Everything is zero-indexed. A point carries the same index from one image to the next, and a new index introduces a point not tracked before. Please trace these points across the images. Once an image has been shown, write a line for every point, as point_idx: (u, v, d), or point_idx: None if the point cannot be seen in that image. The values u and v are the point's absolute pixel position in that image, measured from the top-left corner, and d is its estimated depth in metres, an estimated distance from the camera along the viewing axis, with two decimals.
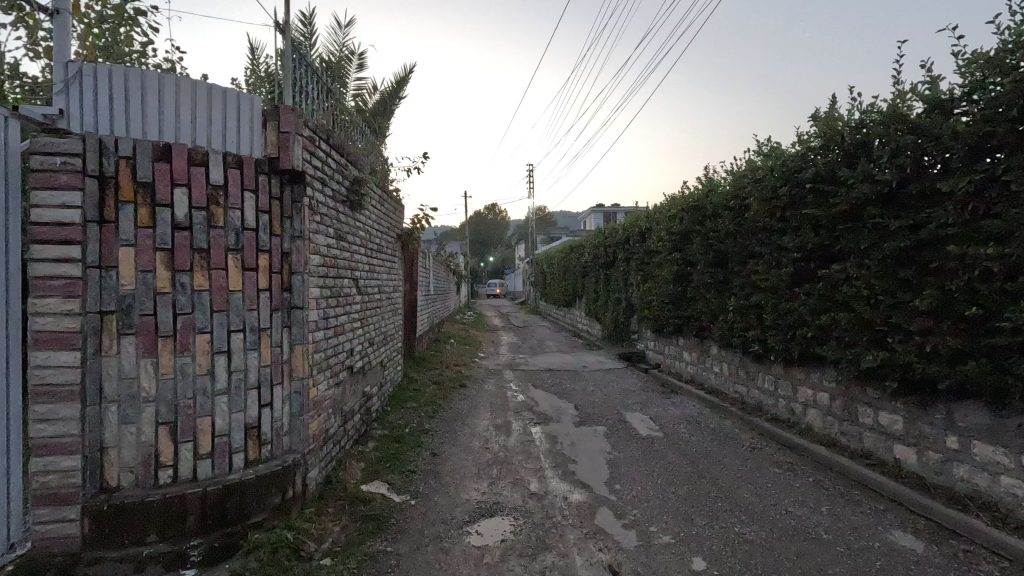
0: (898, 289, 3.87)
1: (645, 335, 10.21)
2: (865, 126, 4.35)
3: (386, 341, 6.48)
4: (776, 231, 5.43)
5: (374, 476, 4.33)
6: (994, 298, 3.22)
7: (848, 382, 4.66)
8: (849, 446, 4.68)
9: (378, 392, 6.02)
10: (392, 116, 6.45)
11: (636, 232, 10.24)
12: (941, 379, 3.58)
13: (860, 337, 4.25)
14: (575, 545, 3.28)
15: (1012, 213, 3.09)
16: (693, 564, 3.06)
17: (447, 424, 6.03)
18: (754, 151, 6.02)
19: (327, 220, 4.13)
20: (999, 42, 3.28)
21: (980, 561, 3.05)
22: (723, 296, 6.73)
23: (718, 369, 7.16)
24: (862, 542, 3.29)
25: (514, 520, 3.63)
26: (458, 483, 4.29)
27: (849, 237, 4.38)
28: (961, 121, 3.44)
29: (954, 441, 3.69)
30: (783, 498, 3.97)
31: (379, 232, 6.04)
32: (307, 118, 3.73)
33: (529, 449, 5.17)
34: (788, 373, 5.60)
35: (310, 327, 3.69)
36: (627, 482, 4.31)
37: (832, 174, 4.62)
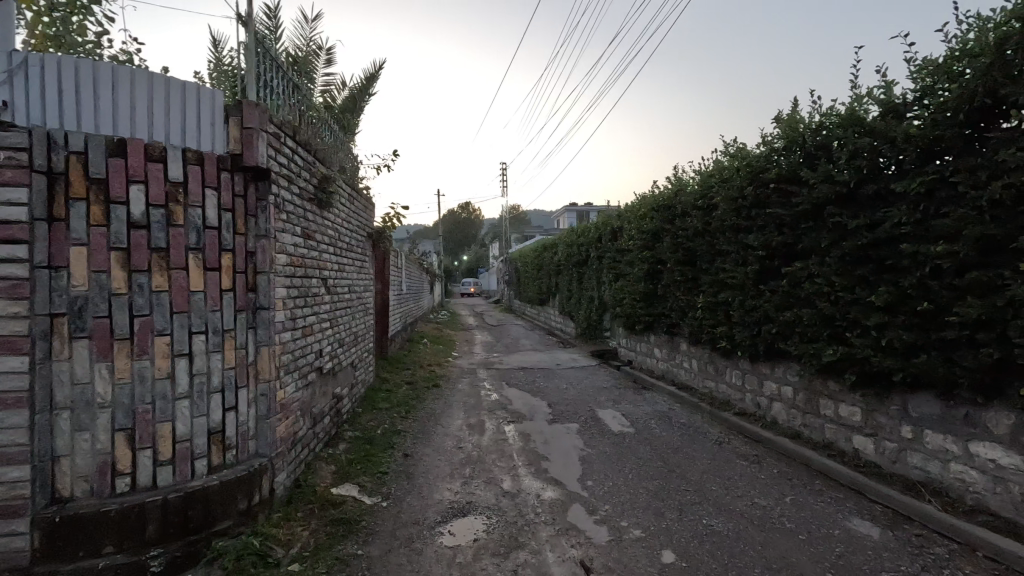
0: (857, 285, 4.02)
1: (618, 332, 10.34)
2: (824, 128, 4.49)
3: (357, 342, 6.38)
4: (743, 230, 5.57)
5: (344, 478, 4.27)
6: (943, 294, 3.38)
7: (810, 375, 4.82)
8: (812, 438, 4.85)
9: (349, 394, 5.92)
10: (362, 112, 6.35)
11: (608, 231, 10.35)
12: (895, 371, 3.74)
13: (822, 333, 4.40)
14: (547, 542, 3.30)
15: (960, 212, 3.24)
16: (663, 557, 3.11)
17: (420, 424, 5.98)
18: (721, 151, 6.16)
19: (294, 219, 4.05)
20: (946, 49, 3.44)
21: (931, 544, 3.21)
22: (692, 294, 6.87)
23: (688, 365, 7.31)
24: (823, 530, 3.41)
25: (487, 518, 3.63)
26: (431, 484, 4.26)
27: (811, 236, 4.53)
28: (913, 124, 3.59)
29: (909, 430, 3.86)
30: (750, 490, 4.08)
31: (349, 231, 5.95)
32: (273, 114, 3.64)
33: (502, 448, 5.18)
34: (754, 368, 5.76)
35: (277, 328, 3.61)
36: (599, 478, 4.36)
37: (794, 175, 4.77)
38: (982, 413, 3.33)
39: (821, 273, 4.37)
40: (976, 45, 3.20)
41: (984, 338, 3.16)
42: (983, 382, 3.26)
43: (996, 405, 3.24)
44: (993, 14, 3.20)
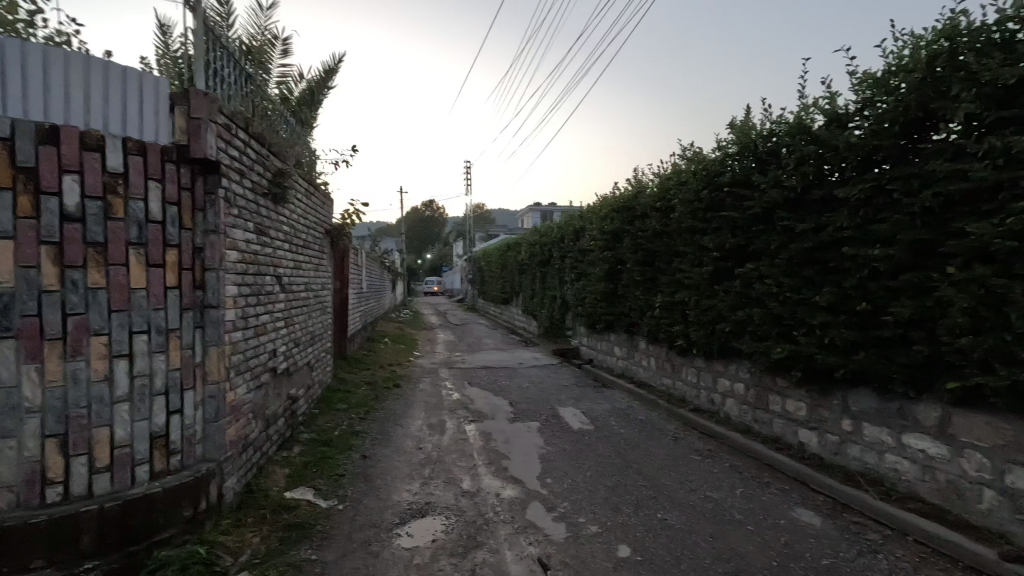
0: (803, 286, 4.22)
1: (579, 331, 10.49)
2: (774, 135, 4.69)
3: (314, 341, 6.22)
4: (699, 232, 5.74)
5: (299, 482, 4.15)
6: (880, 295, 3.58)
7: (761, 372, 5.02)
8: (761, 432, 5.05)
9: (304, 395, 5.76)
10: (321, 106, 6.18)
11: (570, 231, 10.46)
12: (837, 368, 3.95)
13: (772, 331, 4.59)
14: (506, 540, 3.31)
15: (895, 218, 3.44)
16: (618, 552, 3.17)
17: (380, 425, 5.88)
18: (678, 154, 6.33)
19: (246, 214, 3.90)
20: (884, 64, 3.64)
21: (867, 531, 3.40)
22: (651, 294, 7.03)
23: (646, 363, 7.48)
24: (770, 521, 3.57)
25: (446, 519, 3.60)
26: (389, 485, 4.20)
27: (762, 238, 4.72)
28: (854, 133, 3.78)
29: (849, 424, 4.07)
30: (702, 483, 4.22)
31: (306, 227, 5.78)
32: (223, 104, 3.49)
33: (463, 447, 5.16)
34: (709, 366, 5.95)
35: (226, 327, 3.47)
36: (558, 475, 4.41)
37: (746, 179, 4.95)
38: (914, 406, 3.55)
39: (771, 274, 4.56)
40: (910, 61, 3.40)
41: (916, 337, 3.36)
42: (914, 378, 3.47)
43: (926, 399, 3.46)
44: (926, 32, 3.40)
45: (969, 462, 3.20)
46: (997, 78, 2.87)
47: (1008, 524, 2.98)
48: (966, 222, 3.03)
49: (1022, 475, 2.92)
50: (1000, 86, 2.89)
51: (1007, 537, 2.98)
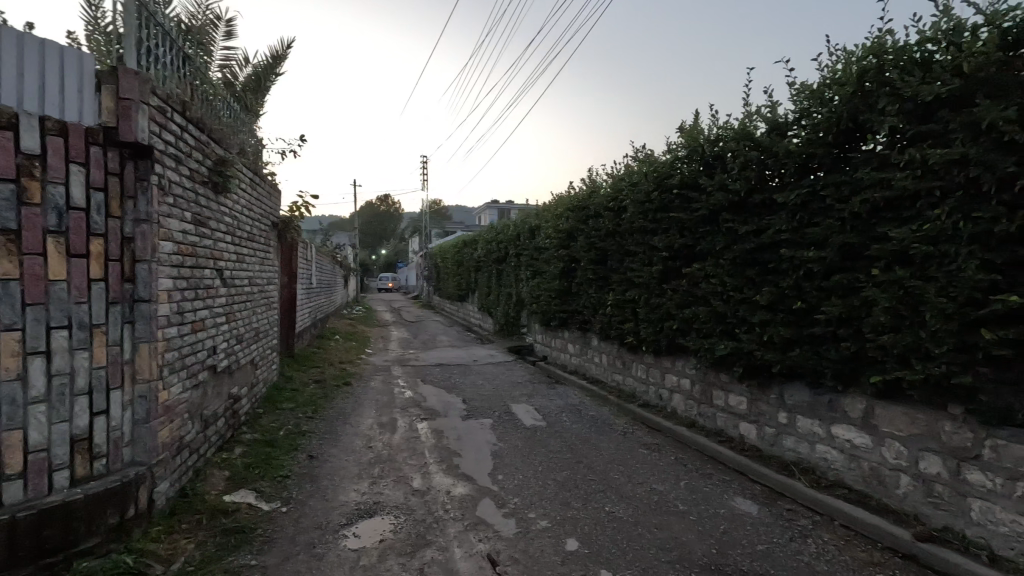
0: (745, 286, 4.41)
1: (534, 328, 10.57)
2: (720, 140, 4.88)
3: (258, 338, 5.95)
4: (649, 232, 5.90)
5: (240, 484, 3.97)
6: (813, 295, 3.79)
7: (705, 368, 5.22)
8: (705, 426, 5.26)
9: (247, 394, 5.51)
10: (267, 93, 5.92)
11: (526, 229, 10.52)
12: (775, 363, 4.16)
13: (716, 329, 4.79)
14: (455, 538, 3.29)
15: (827, 222, 3.65)
16: (566, 545, 3.22)
17: (328, 424, 5.71)
18: (631, 156, 6.48)
19: (183, 203, 3.68)
20: (820, 77, 3.84)
21: (799, 516, 3.61)
22: (603, 292, 7.17)
23: (598, 360, 7.62)
24: (711, 510, 3.72)
25: (395, 518, 3.54)
26: (337, 485, 4.09)
27: (707, 239, 4.90)
28: (793, 141, 3.99)
29: (785, 416, 4.30)
30: (649, 476, 4.35)
31: (250, 219, 5.52)
32: (156, 85, 3.27)
33: (414, 445, 5.09)
34: (657, 362, 6.13)
35: (160, 322, 3.28)
36: (509, 472, 4.42)
37: (694, 182, 5.12)
38: (842, 399, 3.79)
39: (716, 274, 4.75)
40: (843, 75, 3.60)
41: (844, 334, 3.58)
42: (843, 373, 3.70)
43: (852, 392, 3.70)
44: (856, 49, 3.61)
45: (889, 451, 3.44)
46: (917, 95, 3.08)
47: (921, 507, 3.23)
48: (889, 227, 3.25)
49: (934, 461, 3.16)
50: (920, 102, 3.11)
51: (920, 519, 3.23)
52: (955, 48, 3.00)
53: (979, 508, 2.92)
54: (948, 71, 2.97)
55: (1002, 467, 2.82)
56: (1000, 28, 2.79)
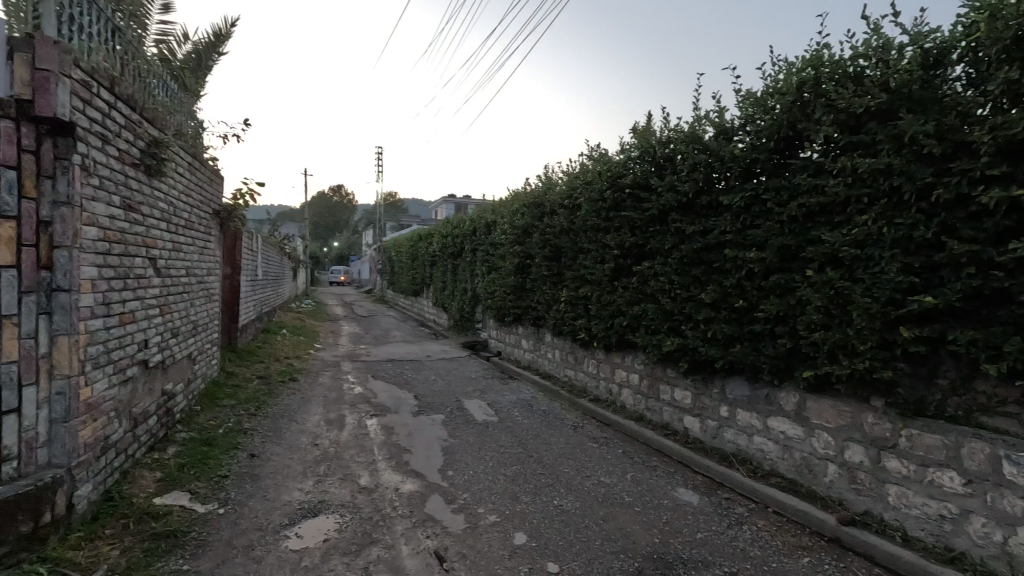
0: (691, 284, 4.57)
1: (488, 323, 10.56)
2: (671, 142, 5.02)
3: (196, 332, 5.64)
4: (602, 230, 6.00)
5: (173, 486, 3.75)
6: (754, 294, 3.97)
7: (653, 363, 5.38)
8: (652, 420, 5.42)
9: (183, 391, 5.20)
10: (209, 73, 5.59)
11: (482, 224, 10.47)
12: (718, 359, 4.33)
13: (664, 326, 4.94)
14: (402, 535, 3.24)
15: (768, 224, 3.82)
16: (514, 539, 3.24)
17: (272, 422, 5.50)
18: (586, 154, 6.56)
19: (110, 185, 3.43)
20: (763, 86, 4.02)
21: (736, 505, 3.79)
22: (557, 289, 7.24)
23: (551, 356, 7.70)
24: (655, 501, 3.84)
25: (340, 517, 3.45)
26: (279, 485, 3.94)
27: (657, 238, 5.03)
28: (738, 146, 4.16)
29: (726, 410, 4.49)
30: (597, 469, 4.44)
31: (188, 205, 5.21)
32: (79, 57, 3.03)
33: (362, 442, 4.98)
34: (608, 358, 6.25)
35: (81, 313, 3.05)
36: (459, 468, 4.39)
37: (646, 182, 5.25)
38: (778, 393, 4.00)
39: (664, 272, 4.89)
40: (783, 85, 3.78)
41: (780, 331, 3.78)
42: (779, 368, 3.89)
43: (787, 386, 3.91)
44: (796, 60, 3.80)
45: (818, 441, 3.66)
46: (850, 106, 3.27)
47: (845, 493, 3.46)
48: (822, 230, 3.44)
49: (858, 451, 3.39)
50: (852, 114, 3.30)
51: (844, 504, 3.46)
52: (883, 64, 3.20)
53: (895, 493, 3.15)
54: (877, 86, 3.17)
55: (916, 455, 3.06)
56: (923, 48, 3.00)
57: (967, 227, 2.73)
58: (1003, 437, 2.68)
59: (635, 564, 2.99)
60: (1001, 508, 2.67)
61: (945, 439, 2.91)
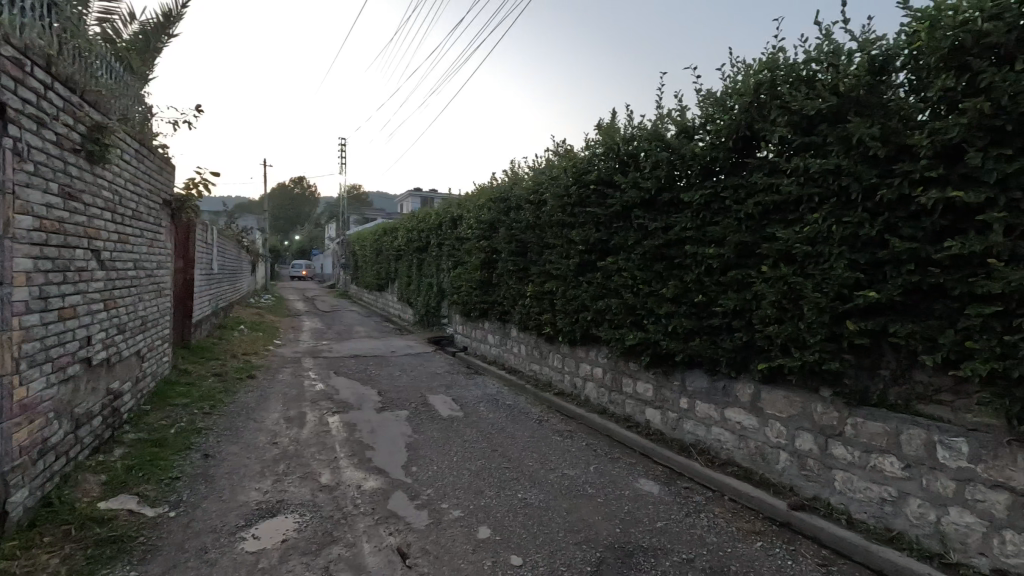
0: (653, 279, 4.67)
1: (454, 319, 10.50)
2: (634, 140, 5.10)
3: (145, 328, 5.37)
4: (567, 226, 6.05)
5: (119, 489, 3.58)
6: (712, 289, 4.09)
7: (616, 357, 5.47)
8: (615, 412, 5.52)
9: (131, 390, 4.95)
10: (159, 56, 5.30)
11: (448, 218, 10.38)
12: (678, 352, 4.45)
13: (627, 320, 5.03)
14: (364, 533, 3.19)
15: (726, 221, 3.94)
16: (478, 533, 3.24)
17: (229, 421, 5.31)
18: (552, 150, 6.59)
19: (47, 172, 3.23)
20: (723, 86, 4.12)
21: (694, 493, 3.91)
22: (523, 284, 7.26)
23: (517, 350, 7.73)
24: (617, 492, 3.92)
25: (300, 516, 3.37)
26: (235, 485, 3.81)
27: (621, 235, 5.11)
28: (698, 145, 4.26)
29: (685, 402, 4.62)
30: (561, 462, 4.50)
31: (135, 194, 4.96)
32: (10, 33, 2.82)
33: (323, 440, 4.87)
34: (572, 352, 6.32)
35: (14, 308, 2.86)
36: (424, 464, 4.36)
37: (610, 178, 5.32)
38: (734, 384, 4.14)
39: (627, 268, 4.98)
40: (742, 86, 3.89)
41: (737, 325, 3.91)
42: (735, 360, 4.03)
43: (743, 378, 4.05)
44: (754, 63, 3.91)
45: (771, 430, 3.81)
46: (803, 108, 3.40)
47: (795, 479, 3.62)
48: (777, 228, 3.57)
49: (807, 439, 3.55)
50: (805, 115, 3.43)
51: (794, 490, 3.62)
52: (834, 69, 3.34)
53: (841, 479, 3.32)
54: (828, 89, 3.30)
55: (859, 441, 3.23)
56: (870, 55, 3.15)
57: (908, 225, 2.87)
58: (937, 423, 2.85)
59: (597, 554, 3.04)
60: (935, 490, 2.84)
61: (886, 426, 3.08)
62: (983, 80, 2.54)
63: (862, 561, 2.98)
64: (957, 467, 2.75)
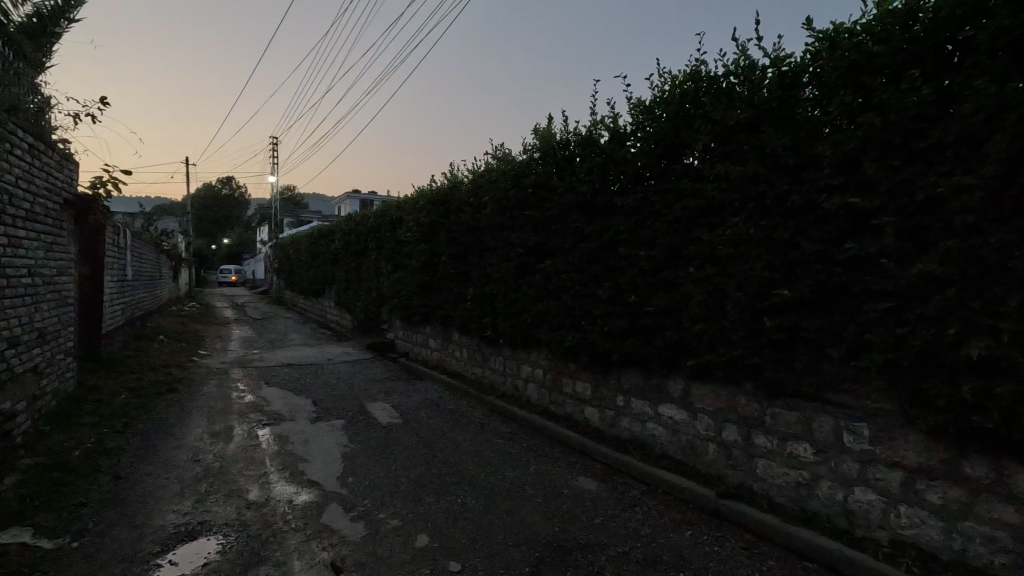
0: (590, 281, 4.78)
1: (395, 323, 10.27)
2: (570, 145, 5.21)
3: (44, 340, 4.86)
4: (506, 228, 6.08)
5: (10, 521, 3.21)
6: (644, 290, 4.24)
7: (556, 358, 5.55)
8: (556, 412, 5.60)
9: (25, 410, 4.46)
10: (56, 41, 4.83)
11: (387, 220, 10.14)
12: (615, 351, 4.58)
13: (566, 321, 5.13)
14: (295, 550, 3.04)
15: (657, 225, 4.10)
16: (416, 542, 3.18)
17: (144, 439, 4.90)
18: (490, 154, 6.61)
19: None
20: (651, 95, 4.29)
21: (631, 488, 4.04)
22: (463, 287, 7.21)
23: (459, 354, 7.68)
24: (557, 491, 3.98)
25: (224, 538, 3.16)
26: (150, 508, 3.52)
27: (558, 237, 5.19)
28: (630, 151, 4.42)
29: (622, 399, 4.76)
30: (502, 464, 4.50)
31: (30, 192, 4.49)
32: None
33: (252, 454, 4.61)
34: (513, 354, 6.36)
35: None
36: (361, 474, 4.22)
37: (547, 182, 5.41)
38: (666, 381, 4.31)
39: (566, 270, 5.08)
40: (669, 95, 4.08)
41: (668, 324, 4.07)
42: (667, 358, 4.20)
43: (674, 374, 4.23)
44: (679, 73, 4.10)
45: (701, 423, 4.01)
46: (724, 118, 3.61)
47: (723, 469, 3.82)
48: (702, 231, 3.75)
49: (732, 430, 3.76)
50: (725, 125, 3.64)
51: (722, 479, 3.82)
52: (749, 82, 3.56)
53: (763, 466, 3.55)
54: (744, 101, 3.53)
55: (778, 430, 3.45)
56: (780, 71, 3.38)
57: (815, 229, 3.11)
58: (843, 411, 3.10)
59: (536, 555, 3.06)
60: (843, 472, 3.09)
61: (801, 415, 3.32)
62: (876, 97, 2.79)
63: (780, 543, 3.18)
64: (860, 450, 3.01)
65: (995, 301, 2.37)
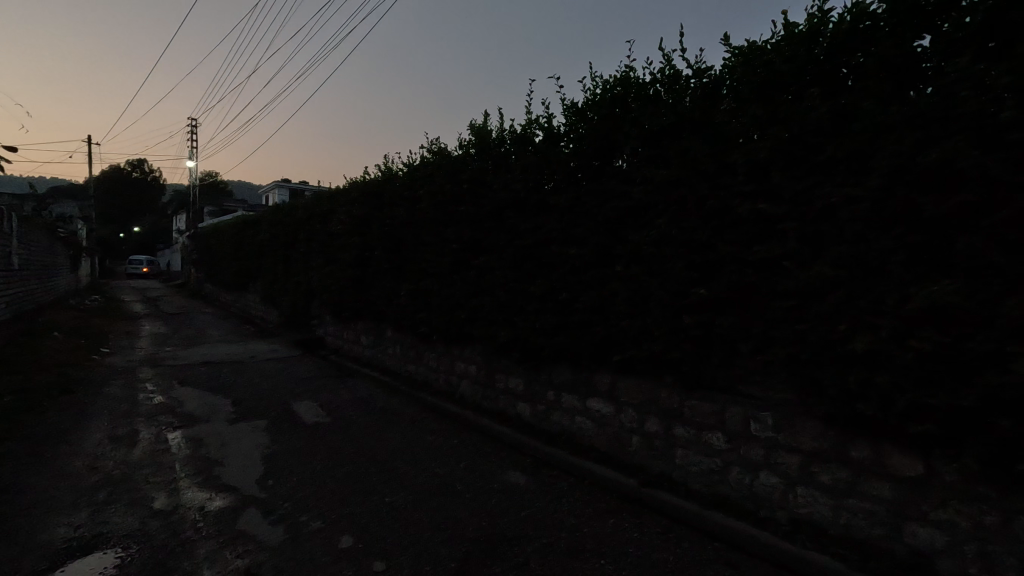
0: (524, 278, 4.84)
1: (325, 319, 9.87)
2: (506, 142, 5.25)
3: None
4: (441, 223, 6.01)
5: None
6: (575, 287, 4.35)
7: (490, 354, 5.57)
8: (489, 408, 5.62)
9: None
10: None
11: (319, 212, 9.72)
12: (546, 347, 4.67)
13: (500, 317, 5.15)
14: (204, 559, 2.86)
15: (588, 224, 4.22)
16: (340, 543, 3.09)
17: (30, 446, 4.40)
18: (426, 147, 6.51)
19: None
20: (584, 97, 4.40)
21: (559, 480, 4.14)
22: (398, 283, 7.06)
23: (392, 350, 7.52)
24: (487, 485, 4.01)
25: (123, 550, 2.92)
26: (35, 522, 3.18)
27: (493, 234, 5.21)
28: (563, 151, 4.51)
29: (552, 394, 4.87)
30: (433, 461, 4.46)
31: None
32: None
33: (159, 459, 4.28)
34: (448, 351, 6.32)
35: None
36: (282, 476, 4.04)
37: (483, 178, 5.40)
38: (595, 376, 4.45)
39: (500, 266, 5.10)
40: (601, 99, 4.20)
41: (596, 320, 4.20)
42: (596, 353, 4.34)
43: (602, 369, 4.38)
44: (610, 78, 4.24)
45: (626, 416, 4.18)
46: (651, 124, 3.76)
47: (645, 459, 4.01)
48: (629, 230, 3.90)
49: (654, 421, 3.95)
50: (651, 130, 3.80)
51: (644, 468, 4.01)
52: (674, 91, 3.74)
53: (681, 454, 3.76)
54: (669, 109, 3.70)
55: (695, 420, 3.67)
56: (701, 82, 3.58)
57: (729, 232, 3.32)
58: (752, 401, 3.34)
59: (463, 550, 3.07)
60: (750, 457, 3.34)
61: (715, 406, 3.54)
62: (782, 111, 3.03)
63: (695, 526, 3.38)
64: (765, 437, 3.26)
65: (877, 301, 2.64)
